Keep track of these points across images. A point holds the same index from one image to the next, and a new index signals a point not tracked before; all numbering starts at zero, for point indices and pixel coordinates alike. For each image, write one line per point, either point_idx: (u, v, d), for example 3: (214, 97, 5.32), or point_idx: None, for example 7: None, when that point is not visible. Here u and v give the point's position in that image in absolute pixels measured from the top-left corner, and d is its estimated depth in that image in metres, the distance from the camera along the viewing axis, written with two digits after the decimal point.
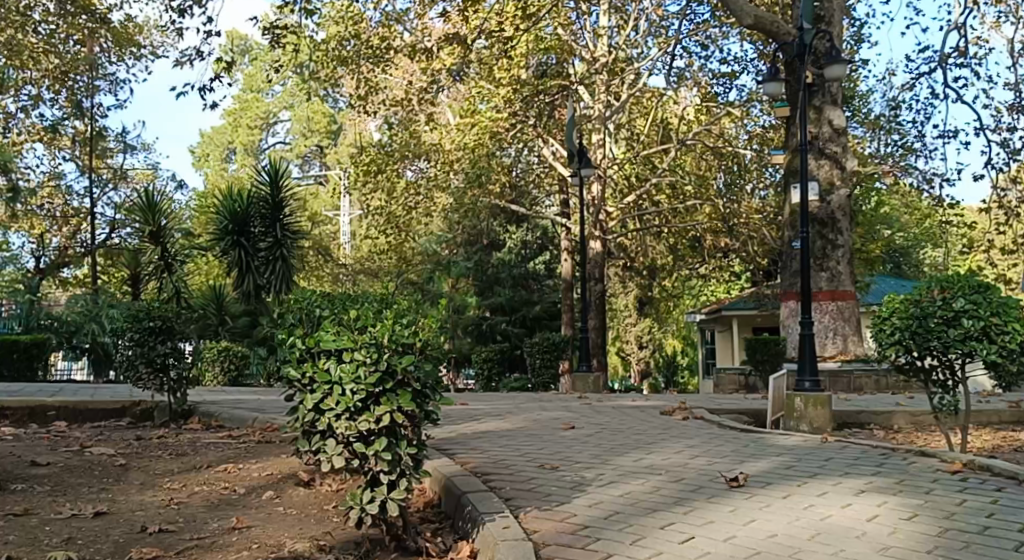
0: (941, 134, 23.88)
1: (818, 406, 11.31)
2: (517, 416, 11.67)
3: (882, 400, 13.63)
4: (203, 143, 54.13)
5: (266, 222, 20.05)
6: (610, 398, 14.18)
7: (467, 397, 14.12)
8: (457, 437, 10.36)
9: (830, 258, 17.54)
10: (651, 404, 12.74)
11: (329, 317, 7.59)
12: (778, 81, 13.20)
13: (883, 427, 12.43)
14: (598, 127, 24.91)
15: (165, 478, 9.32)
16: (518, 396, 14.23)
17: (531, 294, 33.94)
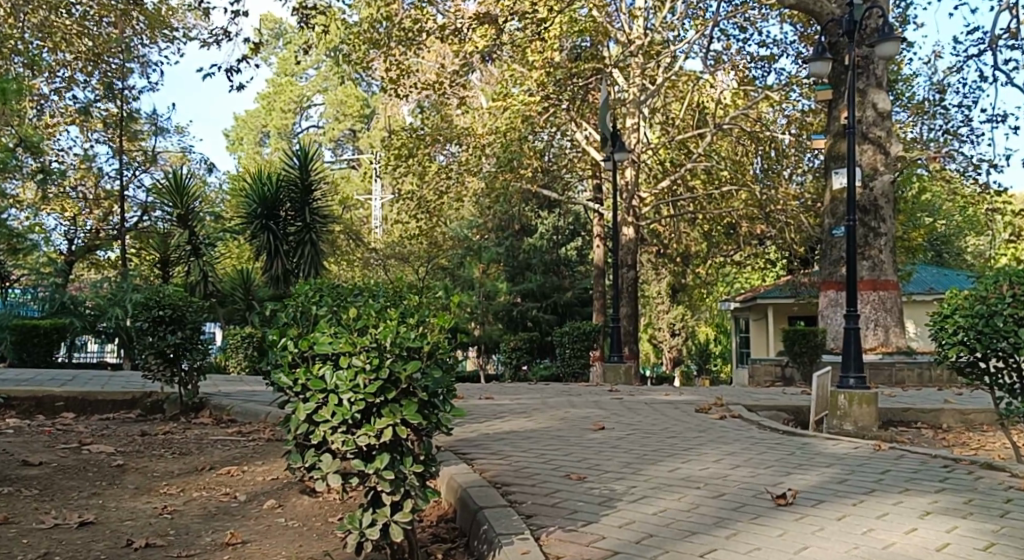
0: (988, 120, 23.23)
1: (864, 404, 10.91)
2: (545, 413, 11.28)
3: (927, 396, 13.18)
4: (237, 126, 54.08)
5: (295, 205, 19.67)
6: (641, 390, 13.77)
7: (491, 389, 13.76)
8: (484, 439, 9.98)
9: (872, 247, 16.99)
10: (684, 401, 12.32)
11: (326, 319, 7.53)
12: (824, 60, 12.71)
13: (929, 425, 11.99)
14: (632, 112, 24.41)
15: (163, 482, 9.12)
16: (545, 388, 13.85)
17: (563, 280, 33.55)
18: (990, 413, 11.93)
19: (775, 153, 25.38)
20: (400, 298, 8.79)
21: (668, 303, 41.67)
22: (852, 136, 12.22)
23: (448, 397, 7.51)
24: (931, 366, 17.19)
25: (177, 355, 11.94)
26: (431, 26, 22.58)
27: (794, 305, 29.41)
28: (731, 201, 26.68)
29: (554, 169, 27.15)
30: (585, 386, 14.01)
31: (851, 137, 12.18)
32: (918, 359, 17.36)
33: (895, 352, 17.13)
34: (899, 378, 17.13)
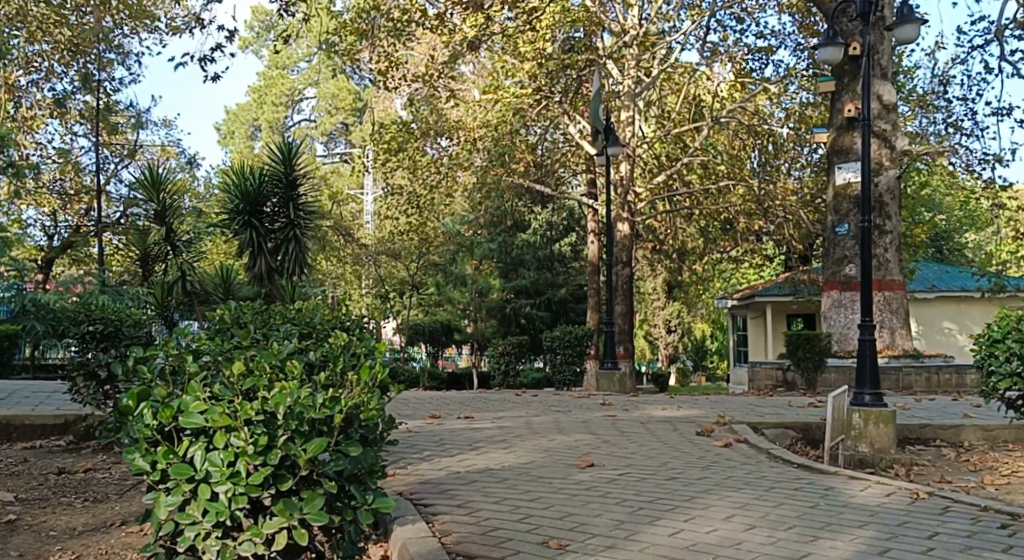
0: (993, 114, 22.57)
1: (883, 423, 10.11)
2: (534, 439, 10.42)
3: (944, 409, 12.46)
4: (228, 120, 53.33)
5: (278, 199, 18.92)
6: (637, 405, 12.88)
7: (473, 404, 12.87)
8: (467, 477, 9.05)
9: (875, 246, 16.39)
10: (684, 421, 11.45)
11: (198, 382, 6.84)
12: (836, 46, 11.95)
13: (949, 443, 11.26)
14: (626, 105, 23.61)
15: (54, 544, 8.32)
16: (531, 401, 13.00)
17: (557, 277, 32.96)
18: (1015, 430, 11.27)
19: (774, 148, 24.63)
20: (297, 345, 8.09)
21: (663, 299, 41.04)
22: (864, 129, 11.43)
23: (364, 487, 6.89)
24: (938, 369, 16.40)
25: (110, 376, 11.28)
26: (421, 16, 21.93)
27: (793, 303, 28.70)
28: (728, 197, 26.00)
29: (548, 163, 26.39)
30: (577, 400, 13.17)
31: (863, 129, 11.42)
32: (927, 363, 16.54)
33: (902, 355, 16.42)
34: (906, 383, 16.34)
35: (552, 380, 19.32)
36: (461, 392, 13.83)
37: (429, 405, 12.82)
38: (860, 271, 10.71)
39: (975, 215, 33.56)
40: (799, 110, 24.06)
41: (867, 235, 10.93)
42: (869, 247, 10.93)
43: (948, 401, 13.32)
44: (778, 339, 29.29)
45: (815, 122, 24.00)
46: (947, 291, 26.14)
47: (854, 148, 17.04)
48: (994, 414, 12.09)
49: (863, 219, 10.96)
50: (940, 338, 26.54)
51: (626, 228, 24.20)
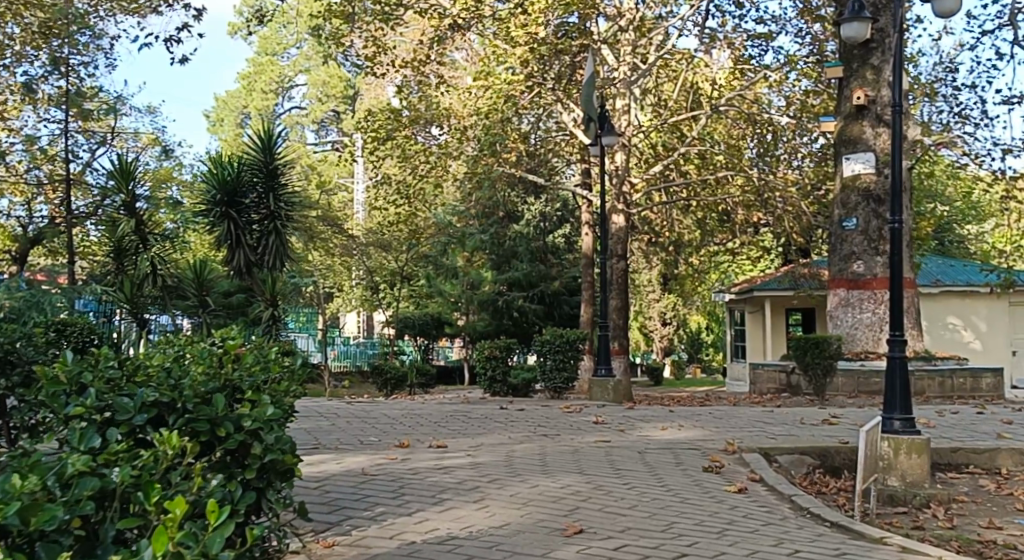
0: (1001, 102, 21.64)
1: (914, 453, 9.29)
2: (512, 479, 9.02)
3: (973, 428, 11.44)
4: (217, 107, 52.14)
5: (256, 189, 18.27)
6: (634, 426, 11.49)
7: (445, 424, 11.60)
8: (443, 524, 7.86)
9: (886, 240, 16.04)
10: (687, 448, 10.29)
11: None
12: (863, 23, 11.05)
13: (983, 468, 10.38)
14: (623, 92, 22.73)
15: None
16: (513, 420, 11.77)
17: (550, 269, 32.09)
18: None
19: (773, 137, 23.64)
20: (124, 420, 6.03)
21: (659, 292, 40.22)
22: (898, 114, 10.29)
23: None
24: (952, 372, 15.45)
25: None
26: None
27: (793, 297, 27.65)
28: (725, 187, 25.06)
29: (540, 153, 25.47)
30: (567, 416, 12.00)
31: (897, 111, 10.26)
32: (939, 366, 15.67)
33: (913, 357, 15.72)
34: (919, 388, 15.42)
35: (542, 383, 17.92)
36: (433, 410, 12.53)
37: (396, 426, 11.57)
38: (891, 279, 9.69)
39: (978, 208, 32.66)
40: (800, 98, 23.03)
41: (899, 237, 9.89)
42: (900, 249, 9.84)
43: (975, 415, 12.28)
44: (778, 337, 28.29)
45: (816, 111, 22.93)
46: (952, 286, 25.28)
47: (863, 138, 16.18)
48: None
49: (895, 220, 9.96)
50: (945, 334, 25.59)
51: (622, 219, 23.26)
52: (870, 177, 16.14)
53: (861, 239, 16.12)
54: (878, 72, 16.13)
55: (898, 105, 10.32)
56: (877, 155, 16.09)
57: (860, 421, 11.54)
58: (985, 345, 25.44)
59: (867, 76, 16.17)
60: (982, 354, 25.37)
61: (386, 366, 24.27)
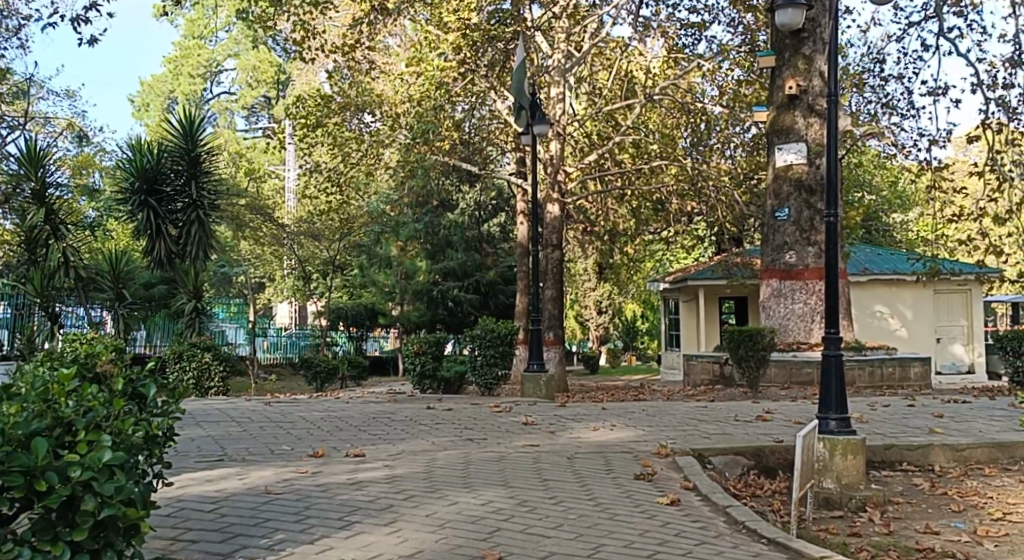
0: (928, 93, 21.74)
1: (850, 455, 9.17)
2: (434, 493, 8.67)
3: (904, 422, 11.37)
4: (143, 92, 50.87)
5: (178, 179, 19.45)
6: (564, 425, 11.22)
7: (367, 428, 11.20)
8: (365, 546, 7.52)
9: (818, 230, 15.96)
10: (618, 452, 10.03)
11: None
12: (797, 8, 10.89)
13: (917, 465, 10.30)
14: (557, 80, 22.46)
15: None
16: (439, 421, 11.44)
17: (485, 258, 31.81)
18: (984, 449, 10.40)
19: (706, 126, 23.49)
20: None
21: (594, 280, 40.16)
22: (833, 104, 10.17)
23: None
24: (882, 362, 15.42)
25: None
26: None
27: (727, 287, 27.63)
28: (659, 176, 24.92)
29: (474, 140, 25.10)
30: (496, 416, 11.70)
31: (831, 101, 10.14)
32: (869, 356, 15.63)
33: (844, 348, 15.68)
34: (849, 378, 15.31)
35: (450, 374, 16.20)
36: (354, 412, 12.11)
37: (317, 430, 11.16)
38: (826, 276, 9.52)
39: (906, 196, 33.01)
40: (732, 88, 22.98)
41: (833, 231, 9.74)
42: (836, 243, 9.72)
43: (906, 408, 12.23)
44: (712, 325, 28.29)
45: (749, 101, 22.91)
46: (881, 274, 25.38)
47: (794, 128, 16.09)
48: (959, 428, 11.08)
49: (829, 215, 9.80)
50: (873, 323, 25.67)
51: (557, 209, 23.03)
52: (802, 167, 16.07)
53: (793, 229, 16.03)
54: (810, 61, 16.09)
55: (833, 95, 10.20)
56: (809, 145, 16.00)
57: (792, 417, 11.39)
58: (910, 333, 25.71)
59: (799, 65, 16.10)
60: (907, 342, 25.64)
61: (316, 359, 23.73)
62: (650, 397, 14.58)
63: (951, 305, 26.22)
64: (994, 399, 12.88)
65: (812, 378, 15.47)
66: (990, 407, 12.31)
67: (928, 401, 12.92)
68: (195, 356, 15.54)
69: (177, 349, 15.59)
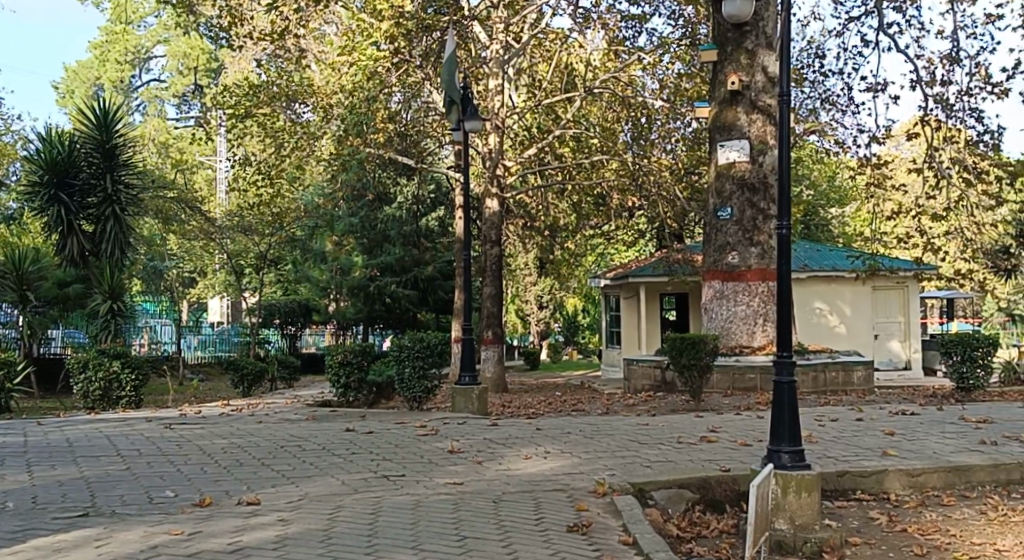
0: (868, 89, 21.42)
1: (804, 493, 8.58)
2: (340, 551, 7.76)
3: (855, 442, 10.87)
4: (67, 78, 49.06)
5: (93, 174, 19.78)
6: (493, 449, 10.41)
7: (270, 461, 10.04)
8: None
9: (761, 231, 15.48)
10: (549, 489, 9.16)
11: None
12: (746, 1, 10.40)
13: (872, 492, 9.84)
14: (495, 72, 21.81)
15: None
16: (354, 451, 10.33)
17: (423, 253, 31.07)
18: (939, 475, 9.96)
19: (647, 121, 22.88)
20: None
21: (535, 274, 39.62)
22: (785, 103, 9.55)
23: None
24: (825, 366, 14.95)
25: None
26: None
27: (667, 283, 27.18)
28: (600, 171, 24.38)
29: (410, 133, 24.24)
30: (421, 439, 10.76)
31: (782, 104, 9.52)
32: (813, 359, 15.19)
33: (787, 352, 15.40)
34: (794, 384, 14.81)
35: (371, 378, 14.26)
36: (260, 437, 11.05)
37: (210, 464, 9.97)
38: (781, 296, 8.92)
39: (844, 191, 32.85)
40: (673, 82, 22.39)
41: (784, 244, 9.16)
42: (787, 258, 9.14)
43: (856, 424, 11.71)
44: (652, 323, 27.76)
45: (690, 95, 22.41)
46: (820, 272, 25.07)
47: (737, 125, 15.61)
48: (913, 450, 10.57)
49: (782, 226, 9.19)
50: (812, 320, 25.28)
51: (495, 205, 22.27)
52: (744, 166, 15.56)
53: (735, 229, 15.54)
54: (752, 56, 15.61)
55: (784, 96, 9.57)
56: (751, 142, 15.52)
57: (738, 437, 10.76)
58: (849, 329, 25.47)
59: (741, 60, 15.62)
60: (846, 338, 25.40)
61: (242, 362, 22.80)
62: (588, 406, 13.90)
63: (889, 298, 25.97)
64: (944, 412, 12.45)
65: (754, 383, 15.15)
66: (941, 421, 11.88)
67: (878, 413, 12.43)
68: (102, 365, 14.78)
69: (83, 357, 14.84)
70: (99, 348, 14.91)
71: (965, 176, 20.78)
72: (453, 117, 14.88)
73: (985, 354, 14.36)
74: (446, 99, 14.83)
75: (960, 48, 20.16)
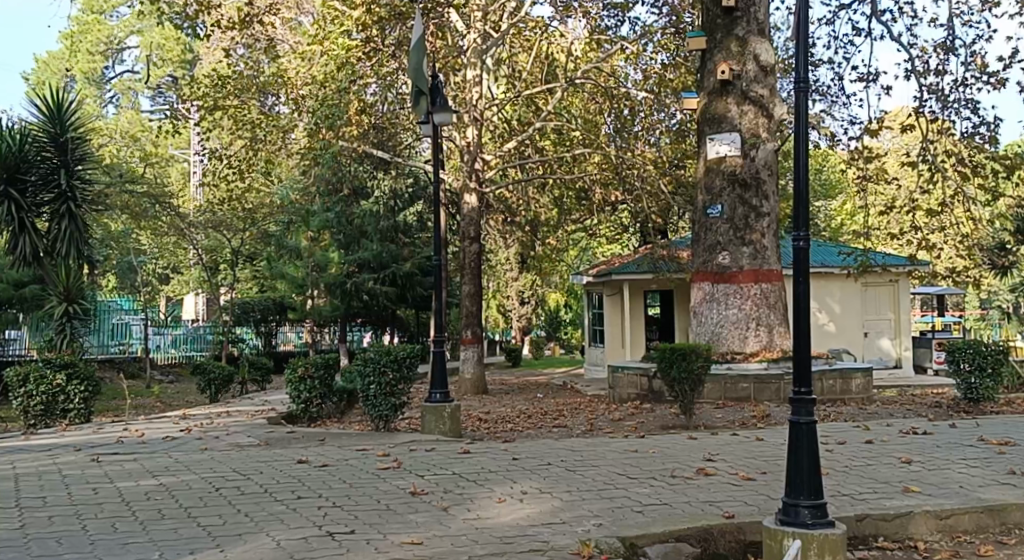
0: (859, 79, 20.57)
1: (828, 555, 7.81)
2: None
3: (869, 475, 9.97)
4: (38, 71, 48.06)
5: (48, 169, 19.36)
6: (464, 488, 9.34)
7: (196, 512, 8.72)
8: None
9: (753, 230, 14.59)
10: (525, 548, 8.01)
11: None
12: None
13: (898, 539, 8.92)
14: (473, 63, 20.83)
15: None
16: (299, 496, 9.08)
17: (401, 249, 30.13)
18: (971, 515, 9.07)
19: (630, 113, 21.95)
20: None
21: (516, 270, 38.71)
22: (800, 92, 8.61)
23: None
24: (822, 375, 14.07)
25: None
26: None
27: (652, 280, 26.27)
28: (582, 164, 23.45)
29: (386, 126, 23.22)
30: (380, 476, 9.62)
31: (799, 101, 8.58)
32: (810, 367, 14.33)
33: (782, 358, 14.46)
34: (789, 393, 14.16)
35: (333, 393, 13.00)
36: (193, 475, 9.73)
37: (125, 516, 8.64)
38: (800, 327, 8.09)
39: (831, 184, 32.05)
40: (657, 73, 21.39)
41: (802, 259, 8.24)
42: (805, 275, 8.22)
43: (867, 451, 10.79)
44: (636, 321, 26.84)
45: (675, 85, 21.39)
46: None
47: (727, 116, 14.71)
48: (937, 487, 9.64)
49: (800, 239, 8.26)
50: None
51: (474, 200, 21.29)
52: (735, 160, 14.66)
53: (726, 227, 14.66)
54: (743, 44, 14.69)
55: (802, 90, 8.62)
56: (743, 135, 14.60)
57: (736, 469, 9.82)
58: (839, 327, 24.66)
59: (731, 48, 14.71)
60: (836, 336, 24.61)
61: (210, 365, 21.80)
62: (570, 421, 12.91)
63: (879, 297, 25.06)
64: (959, 432, 11.59)
65: (748, 393, 14.16)
66: (958, 444, 11.03)
67: (889, 435, 11.53)
68: (45, 379, 13.86)
69: (23, 370, 13.86)
70: (45, 359, 14.01)
71: (957, 169, 19.87)
72: (422, 109, 13.85)
73: (997, 365, 13.50)
74: (415, 90, 13.84)
75: (955, 37, 19.31)
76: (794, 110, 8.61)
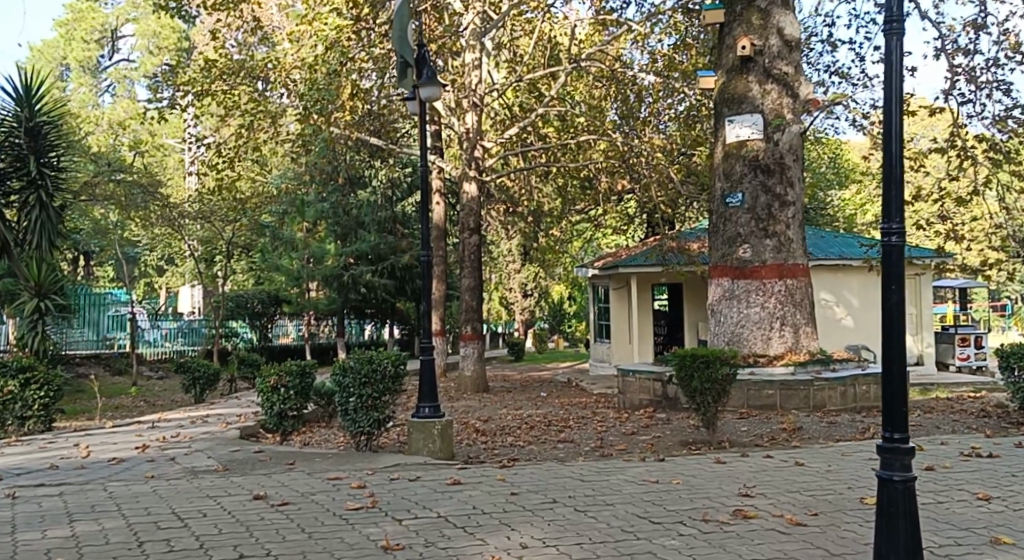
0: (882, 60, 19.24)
1: None
2: None
3: (944, 518, 8.71)
4: (32, 58, 46.81)
5: (18, 154, 17.95)
6: (452, 540, 8.02)
7: None
8: None
9: (777, 220, 13.34)
10: None
11: None
12: None
13: None
14: (472, 45, 19.35)
15: None
16: (241, 554, 7.70)
17: (399, 240, 28.96)
18: None
19: (636, 98, 20.63)
20: None
21: (519, 262, 37.50)
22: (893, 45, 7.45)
23: None
24: (855, 380, 13.00)
25: None
26: None
27: (662, 274, 24.93)
28: (588, 152, 22.19)
29: (385, 114, 21.90)
30: (352, 523, 8.30)
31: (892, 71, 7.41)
32: (840, 372, 13.14)
33: (808, 361, 13.18)
34: (819, 401, 12.89)
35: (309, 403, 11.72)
36: (115, 521, 8.35)
37: None
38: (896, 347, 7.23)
39: (845, 172, 30.73)
40: (666, 55, 20.02)
41: (894, 258, 7.31)
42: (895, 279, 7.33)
43: (930, 482, 9.53)
44: (646, 316, 25.45)
45: (686, 68, 19.99)
46: (825, 259, 22.11)
47: (749, 96, 13.45)
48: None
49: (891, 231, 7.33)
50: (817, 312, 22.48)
51: (474, 188, 19.91)
52: (758, 144, 13.40)
53: (746, 218, 13.41)
54: (765, 16, 13.42)
55: (895, 66, 7.44)
56: (766, 117, 13.34)
57: (778, 509, 8.56)
58: (857, 322, 22.63)
59: (753, 21, 13.45)
60: (854, 332, 22.55)
61: (194, 364, 20.49)
62: (579, 434, 11.67)
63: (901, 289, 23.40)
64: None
65: (773, 401, 12.90)
66: None
67: (955, 459, 10.27)
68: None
69: None
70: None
71: (988, 154, 18.42)
72: (407, 83, 12.63)
73: None
74: (400, 62, 12.61)
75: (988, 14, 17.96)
76: (886, 90, 7.47)
